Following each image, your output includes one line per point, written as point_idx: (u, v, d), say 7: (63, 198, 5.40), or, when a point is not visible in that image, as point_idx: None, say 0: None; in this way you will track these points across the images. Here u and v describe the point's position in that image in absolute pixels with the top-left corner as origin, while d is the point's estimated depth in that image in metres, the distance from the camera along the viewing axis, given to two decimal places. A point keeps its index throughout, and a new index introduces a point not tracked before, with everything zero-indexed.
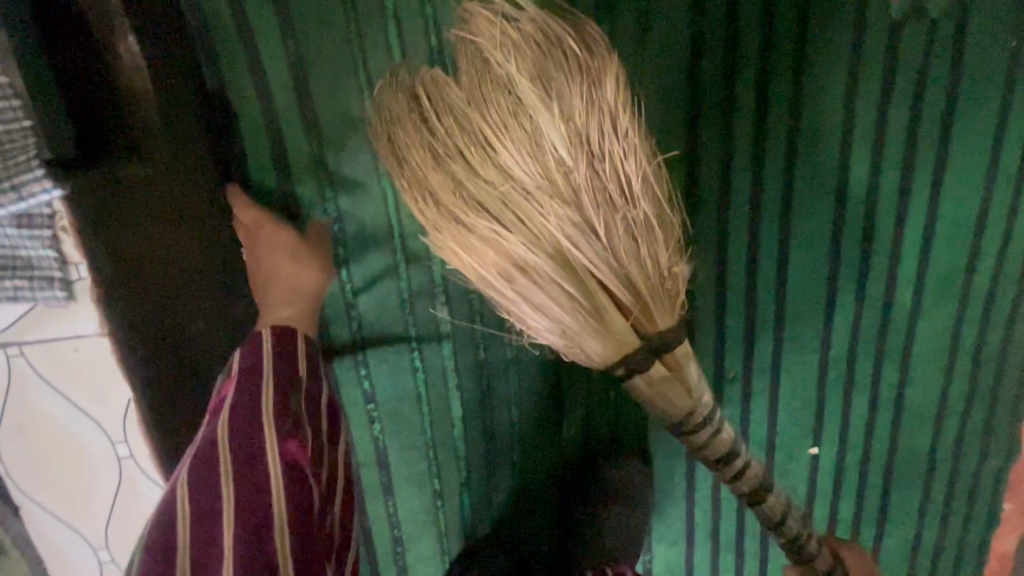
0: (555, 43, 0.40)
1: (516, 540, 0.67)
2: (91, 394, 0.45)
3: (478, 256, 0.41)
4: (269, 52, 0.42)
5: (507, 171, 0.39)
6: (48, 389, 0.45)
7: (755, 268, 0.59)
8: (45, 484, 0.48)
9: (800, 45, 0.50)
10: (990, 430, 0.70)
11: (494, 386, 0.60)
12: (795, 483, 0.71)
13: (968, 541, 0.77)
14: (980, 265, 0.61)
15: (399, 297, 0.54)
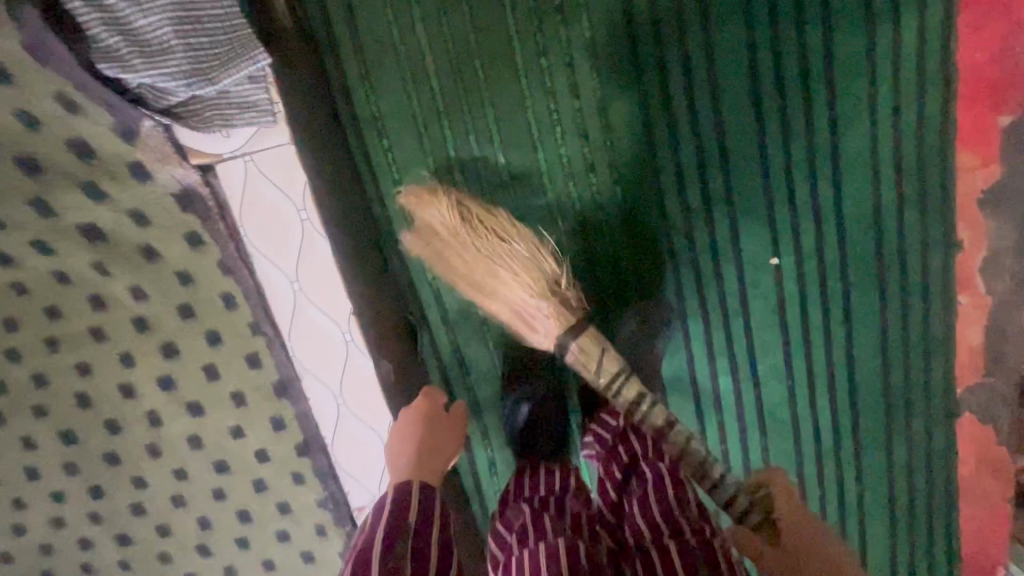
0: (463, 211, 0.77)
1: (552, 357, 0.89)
2: (288, 176, 0.61)
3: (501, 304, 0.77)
4: (334, 8, 0.74)
5: (494, 244, 0.76)
6: (268, 177, 0.61)
7: (697, 116, 0.81)
8: (263, 239, 0.64)
9: None
10: (926, 231, 0.86)
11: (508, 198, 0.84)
12: (769, 293, 0.89)
13: (933, 335, 0.91)
14: (878, 88, 0.79)
15: (429, 166, 0.82)
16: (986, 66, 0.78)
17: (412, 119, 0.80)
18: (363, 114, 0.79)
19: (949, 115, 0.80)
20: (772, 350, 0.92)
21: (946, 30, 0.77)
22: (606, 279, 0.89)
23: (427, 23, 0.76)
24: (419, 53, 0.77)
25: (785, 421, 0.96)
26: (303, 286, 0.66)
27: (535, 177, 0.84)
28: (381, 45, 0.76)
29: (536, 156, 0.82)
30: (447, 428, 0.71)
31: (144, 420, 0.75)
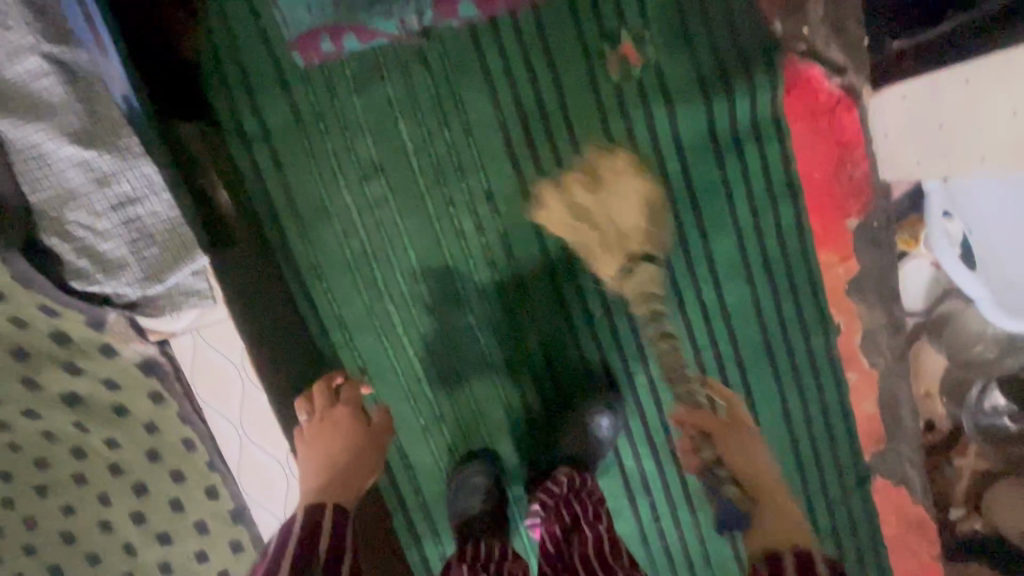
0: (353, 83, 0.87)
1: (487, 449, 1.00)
2: (230, 343, 0.74)
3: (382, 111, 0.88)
4: (271, 183, 0.89)
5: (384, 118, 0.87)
6: (214, 346, 0.74)
7: (587, 241, 0.93)
8: (212, 394, 0.76)
9: (563, 110, 0.88)
10: (805, 318, 0.97)
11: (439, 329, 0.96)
12: (677, 384, 0.99)
13: (831, 408, 1.00)
14: (738, 207, 0.92)
15: (364, 302, 0.94)
16: (826, 180, 0.91)
17: (345, 265, 0.93)
18: (301, 265, 0.91)
19: (804, 222, 0.93)
20: (688, 435, 1.01)
21: (787, 155, 0.90)
22: (531, 384, 0.99)
23: (350, 187, 0.91)
24: (346, 211, 0.91)
25: (710, 497, 1.03)
26: (247, 427, 0.78)
27: (456, 302, 0.96)
28: (314, 207, 0.91)
29: (456, 292, 0.95)
30: (371, 446, 0.77)
31: (121, 550, 0.86)
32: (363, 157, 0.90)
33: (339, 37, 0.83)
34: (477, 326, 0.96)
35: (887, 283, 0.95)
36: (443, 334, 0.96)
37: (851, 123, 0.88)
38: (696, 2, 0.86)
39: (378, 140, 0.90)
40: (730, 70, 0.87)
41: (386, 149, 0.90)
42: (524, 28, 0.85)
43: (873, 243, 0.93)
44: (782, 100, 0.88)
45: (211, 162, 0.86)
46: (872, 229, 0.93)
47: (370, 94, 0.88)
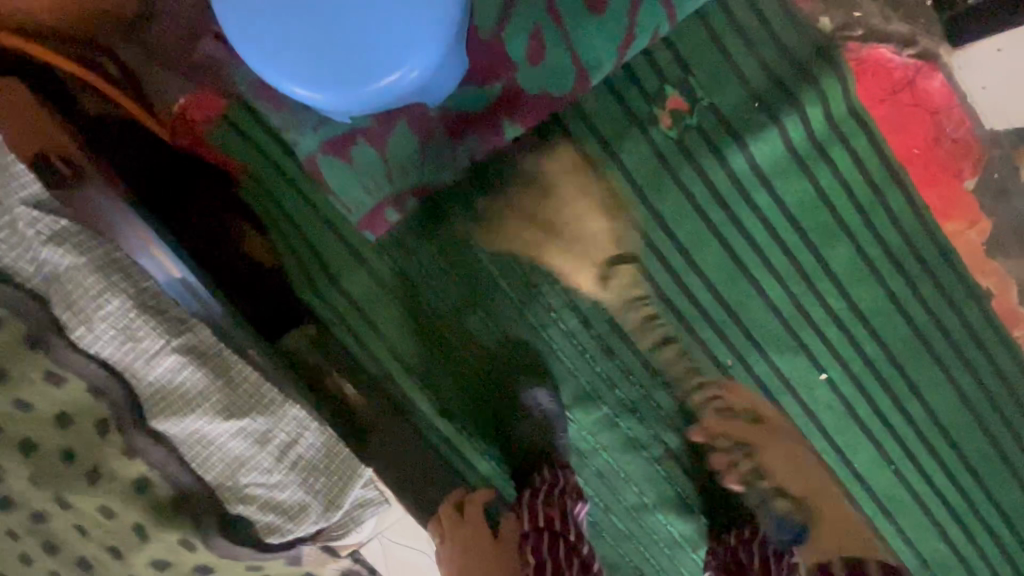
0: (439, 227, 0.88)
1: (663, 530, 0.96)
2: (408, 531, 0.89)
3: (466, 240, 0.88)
4: (377, 349, 0.89)
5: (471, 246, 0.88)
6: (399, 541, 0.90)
7: (697, 298, 0.90)
8: None
9: (631, 184, 0.86)
10: (950, 295, 0.89)
11: (585, 433, 0.94)
12: (834, 403, 0.94)
13: (1007, 374, 0.93)
14: (840, 211, 0.86)
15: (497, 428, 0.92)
16: (924, 152, 0.85)
17: (469, 400, 0.91)
18: (428, 414, 0.90)
19: (915, 201, 0.86)
20: (863, 450, 0.95)
21: (877, 142, 0.84)
22: (684, 450, 0.95)
23: (449, 325, 0.90)
24: (454, 350, 0.90)
25: (908, 504, 0.96)
26: None
27: (586, 398, 0.93)
28: (423, 356, 0.90)
29: (587, 392, 0.93)
30: None
31: None
32: (454, 294, 0.89)
33: (401, 203, 0.83)
34: (620, 417, 0.94)
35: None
36: (584, 432, 0.94)
37: (935, 84, 0.82)
38: (730, 33, 0.82)
39: (461, 273, 0.89)
40: (791, 85, 0.82)
41: (471, 278, 0.89)
42: (569, 125, 0.85)
43: (999, 196, 0.86)
44: (854, 91, 0.82)
45: (315, 351, 0.87)
46: (993, 182, 0.85)
47: (443, 232, 0.88)
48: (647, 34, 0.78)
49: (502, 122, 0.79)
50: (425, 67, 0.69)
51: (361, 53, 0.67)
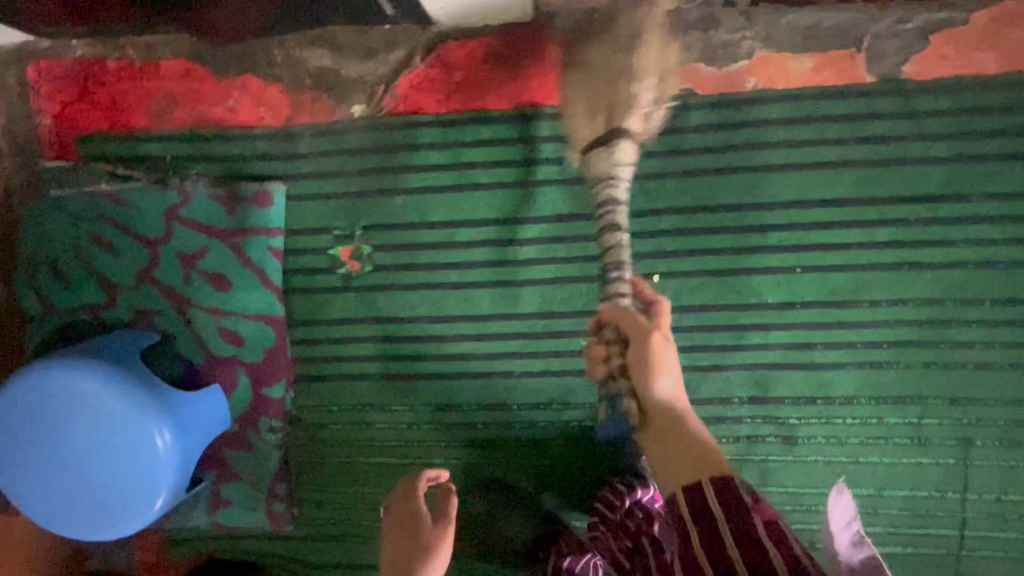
0: (309, 461, 0.98)
1: None
2: None
3: (333, 452, 0.98)
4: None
5: (339, 453, 0.98)
6: None
7: (506, 333, 0.94)
8: None
9: (381, 323, 0.95)
10: (658, 129, 0.86)
11: (549, 488, 0.96)
12: (686, 283, 0.89)
13: (780, 116, 0.84)
14: (514, 180, 0.89)
15: (487, 547, 0.97)
16: (512, 88, 0.87)
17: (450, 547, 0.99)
18: None
19: (549, 115, 0.87)
20: (755, 284, 0.89)
21: (478, 120, 0.88)
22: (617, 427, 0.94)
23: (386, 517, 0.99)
24: None
25: (840, 279, 0.87)
26: None
27: (518, 467, 0.97)
28: None
29: (517, 460, 0.97)
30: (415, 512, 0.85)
31: None
32: (365, 497, 0.99)
33: (285, 477, 0.98)
34: (562, 463, 0.96)
35: None
36: (545, 489, 0.96)
37: (458, 51, 0.86)
38: (317, 180, 0.91)
39: (354, 479, 0.98)
40: (389, 160, 0.90)
41: (363, 475, 0.98)
42: (309, 335, 0.94)
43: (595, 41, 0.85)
44: (424, 117, 0.88)
45: None
46: None
47: (314, 467, 0.98)
48: (270, 257, 0.91)
49: (267, 389, 0.94)
50: (175, 427, 0.84)
51: (132, 460, 0.83)
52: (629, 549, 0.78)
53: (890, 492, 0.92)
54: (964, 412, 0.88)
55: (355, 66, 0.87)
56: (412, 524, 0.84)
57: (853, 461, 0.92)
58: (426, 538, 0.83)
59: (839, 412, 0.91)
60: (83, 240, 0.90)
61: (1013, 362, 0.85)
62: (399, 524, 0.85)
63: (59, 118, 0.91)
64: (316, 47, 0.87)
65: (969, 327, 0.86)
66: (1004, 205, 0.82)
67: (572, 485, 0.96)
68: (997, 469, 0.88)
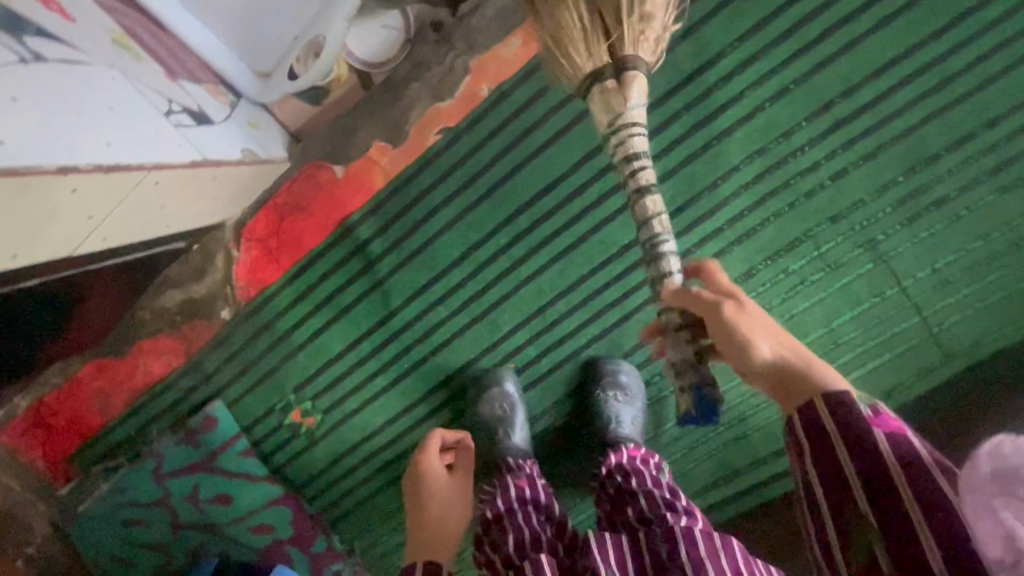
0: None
1: (654, 435, 1.04)
2: None
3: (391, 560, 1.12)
4: None
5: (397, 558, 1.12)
6: None
7: (449, 399, 1.03)
8: None
9: (357, 450, 1.07)
10: (442, 175, 0.93)
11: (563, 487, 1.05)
12: (552, 273, 0.96)
13: (527, 99, 0.88)
14: (369, 286, 0.98)
15: None
16: (316, 221, 0.96)
17: None
18: None
19: (357, 221, 0.96)
20: (608, 235, 0.93)
21: (311, 262, 0.98)
22: (582, 411, 1.02)
23: None
24: None
25: (671, 187, 0.90)
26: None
27: None
28: None
29: None
30: (442, 486, 0.85)
31: None
32: None
33: None
34: (560, 453, 1.04)
35: (380, 108, 0.93)
36: (562, 491, 1.06)
37: (262, 222, 0.97)
38: (238, 381, 1.04)
39: None
40: (273, 332, 1.01)
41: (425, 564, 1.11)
42: (316, 489, 1.10)
43: (350, 145, 0.94)
44: (273, 286, 0.99)
45: None
46: (339, 153, 0.94)
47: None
48: (246, 456, 1.06)
49: (311, 550, 1.09)
50: None
51: None
52: (614, 508, 0.80)
53: (839, 322, 0.94)
54: (850, 222, 0.89)
55: (200, 285, 1.00)
56: (437, 483, 0.85)
57: (791, 317, 0.94)
58: (448, 489, 0.86)
59: (750, 288, 0.94)
60: (118, 528, 1.08)
61: (862, 156, 0.86)
62: (421, 503, 0.83)
63: (46, 455, 1.10)
64: (166, 289, 1.00)
65: (802, 155, 0.87)
66: (757, 39, 0.84)
67: (579, 475, 1.04)
68: (914, 248, 0.89)
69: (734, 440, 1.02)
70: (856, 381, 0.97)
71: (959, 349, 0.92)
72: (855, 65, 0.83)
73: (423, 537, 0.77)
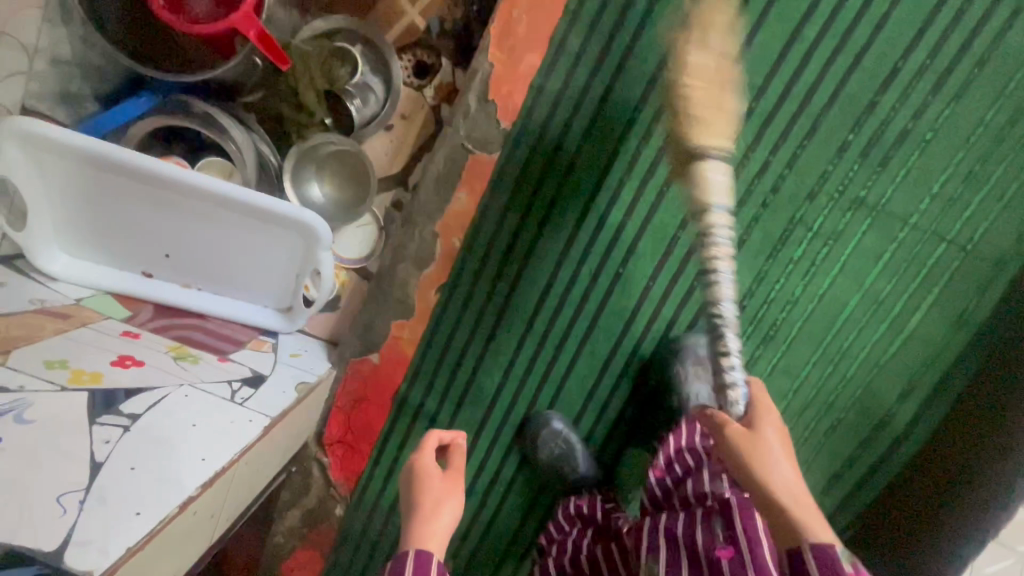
0: None
1: None
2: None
3: None
4: None
5: None
6: None
7: (552, 502, 1.09)
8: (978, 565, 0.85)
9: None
10: (454, 323, 1.03)
11: None
12: (584, 359, 1.02)
13: (492, 231, 0.99)
14: (440, 438, 1.08)
15: None
16: (374, 405, 1.08)
17: None
18: None
19: (406, 390, 1.07)
20: (616, 306, 0.99)
21: (385, 439, 1.09)
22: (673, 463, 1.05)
23: None
24: None
25: (648, 241, 0.96)
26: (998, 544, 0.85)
27: None
28: None
29: None
30: (428, 486, 0.76)
31: None
32: None
33: None
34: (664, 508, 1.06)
35: (382, 295, 1.04)
36: None
37: (333, 427, 1.09)
38: (372, 564, 1.15)
39: None
40: (381, 510, 1.12)
41: None
42: None
43: (373, 334, 1.06)
44: (365, 473, 1.11)
45: None
46: (367, 343, 1.06)
47: None
48: None
49: None
50: None
51: None
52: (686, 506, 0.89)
53: (870, 281, 0.93)
54: (826, 194, 0.91)
55: (309, 497, 1.13)
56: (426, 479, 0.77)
57: (823, 297, 0.95)
58: (436, 489, 0.76)
59: (766, 291, 0.96)
60: None
61: (804, 136, 0.89)
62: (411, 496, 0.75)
63: None
64: (287, 511, 1.13)
65: (746, 160, 0.91)
66: (657, 92, 0.90)
67: None
68: (902, 186, 0.89)
69: (832, 429, 1.00)
70: (919, 326, 0.94)
71: (1003, 254, 0.89)
72: (751, 70, 0.87)
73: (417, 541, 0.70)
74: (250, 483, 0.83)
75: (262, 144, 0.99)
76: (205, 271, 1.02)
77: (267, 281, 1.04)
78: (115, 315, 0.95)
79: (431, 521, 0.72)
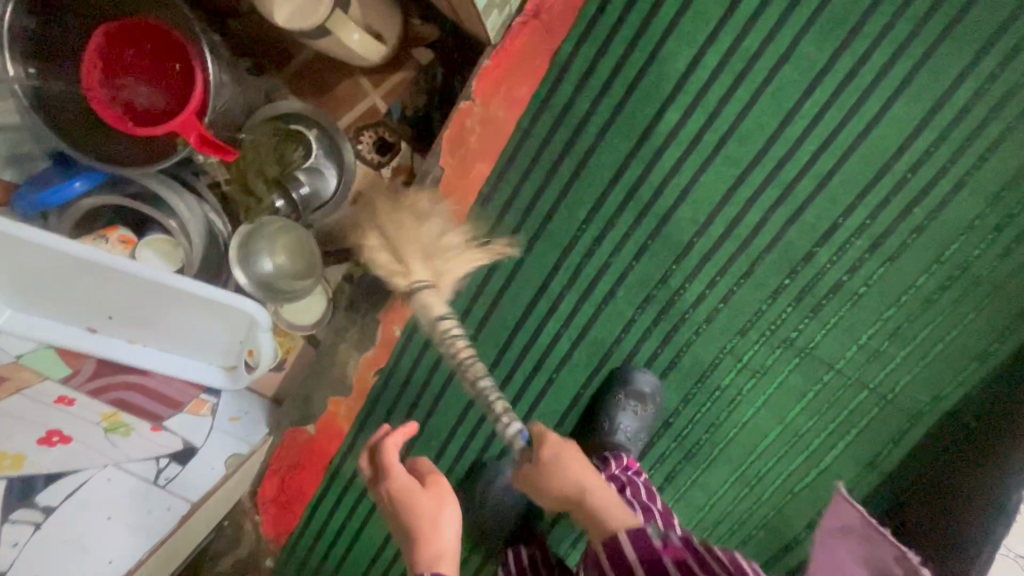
0: None
1: None
2: None
3: None
4: None
5: None
6: None
7: None
8: None
9: None
10: (389, 404, 1.05)
11: None
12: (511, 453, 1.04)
13: None
14: (367, 510, 1.11)
15: None
16: (308, 470, 1.11)
17: None
18: None
19: (339, 460, 1.10)
20: (546, 410, 1.00)
21: (316, 502, 1.13)
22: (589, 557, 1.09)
23: None
24: None
25: (581, 353, 0.97)
26: None
27: None
28: None
29: None
30: (423, 499, 0.72)
31: None
32: None
33: None
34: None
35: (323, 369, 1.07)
36: None
37: (268, 485, 1.13)
38: None
39: None
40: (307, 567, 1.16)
41: None
42: None
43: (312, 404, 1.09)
44: (296, 530, 1.15)
45: None
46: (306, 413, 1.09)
47: None
48: None
49: None
50: None
51: None
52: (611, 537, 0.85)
53: (792, 417, 0.95)
54: (757, 332, 0.92)
55: (241, 547, 1.17)
56: (410, 496, 0.72)
57: (744, 425, 0.97)
58: (427, 504, 0.72)
59: (691, 412, 0.98)
60: None
61: (741, 276, 0.90)
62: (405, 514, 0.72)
63: None
64: (218, 559, 1.17)
65: (683, 290, 0.92)
66: (601, 214, 0.90)
67: None
68: (830, 334, 0.90)
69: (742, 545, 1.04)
70: (834, 463, 0.97)
71: (921, 408, 0.91)
72: (694, 205, 0.88)
73: (430, 556, 0.69)
74: (167, 560, 0.91)
75: (212, 214, 0.98)
76: (149, 333, 1.03)
77: (212, 346, 1.06)
78: (54, 375, 0.96)
79: (434, 542, 0.69)
